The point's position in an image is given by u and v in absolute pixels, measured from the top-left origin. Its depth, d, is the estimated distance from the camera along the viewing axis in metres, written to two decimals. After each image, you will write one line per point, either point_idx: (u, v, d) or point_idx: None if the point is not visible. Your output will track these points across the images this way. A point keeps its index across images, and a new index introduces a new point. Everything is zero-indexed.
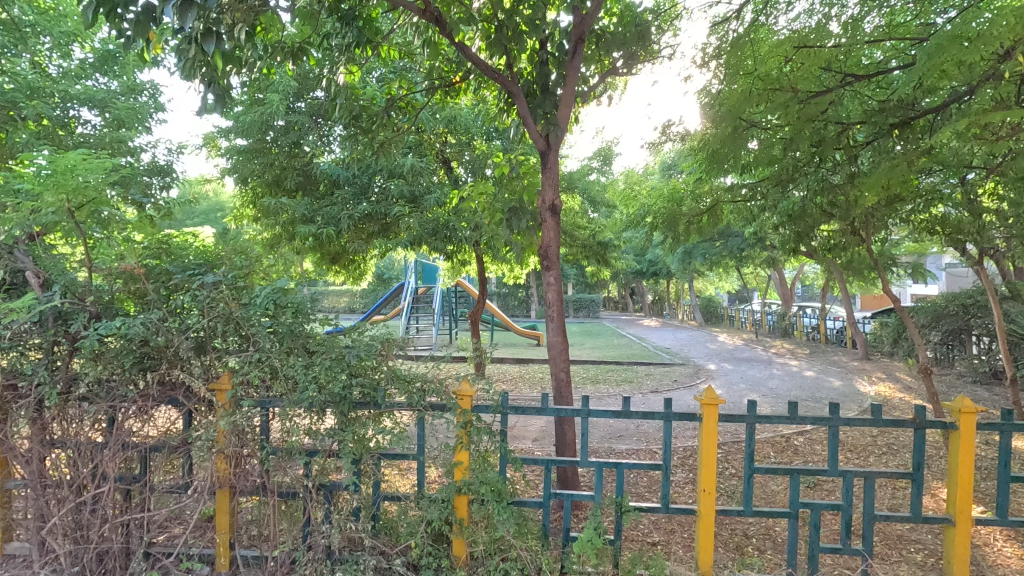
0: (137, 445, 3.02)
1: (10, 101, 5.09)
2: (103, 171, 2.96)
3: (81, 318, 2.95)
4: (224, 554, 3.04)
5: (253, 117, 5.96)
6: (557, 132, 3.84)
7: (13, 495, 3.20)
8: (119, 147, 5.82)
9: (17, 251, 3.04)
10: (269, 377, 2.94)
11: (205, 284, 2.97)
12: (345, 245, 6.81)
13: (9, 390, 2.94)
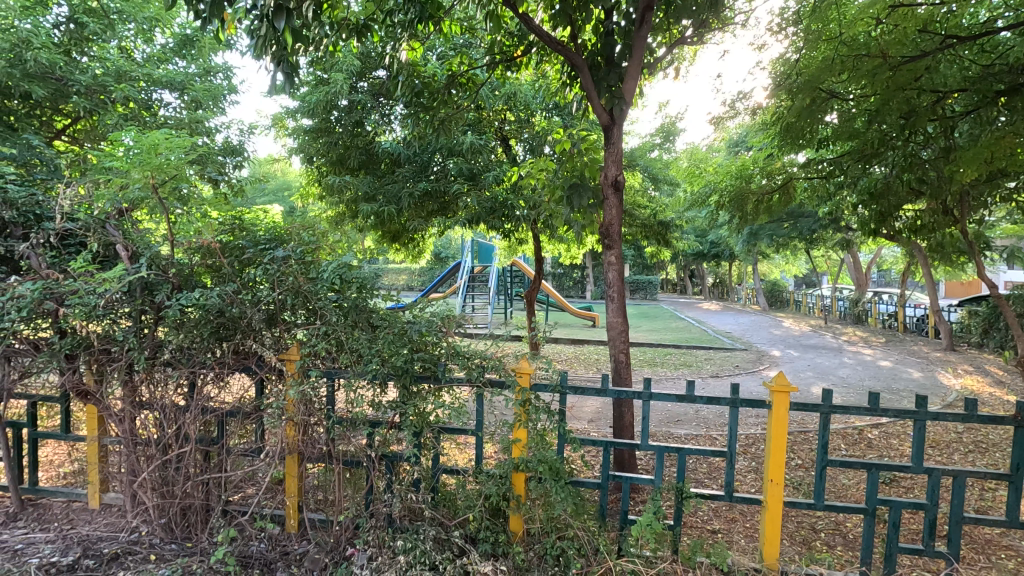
0: (215, 409, 3.20)
1: (100, 86, 5.40)
2: (184, 151, 3.11)
3: (165, 289, 3.14)
4: (294, 516, 3.22)
5: (319, 97, 6.07)
6: (621, 106, 3.70)
7: (108, 450, 3.48)
8: (197, 128, 6.10)
9: (108, 226, 3.28)
10: (335, 350, 3.03)
11: (275, 259, 3.09)
12: (405, 223, 6.92)
13: (105, 354, 3.18)
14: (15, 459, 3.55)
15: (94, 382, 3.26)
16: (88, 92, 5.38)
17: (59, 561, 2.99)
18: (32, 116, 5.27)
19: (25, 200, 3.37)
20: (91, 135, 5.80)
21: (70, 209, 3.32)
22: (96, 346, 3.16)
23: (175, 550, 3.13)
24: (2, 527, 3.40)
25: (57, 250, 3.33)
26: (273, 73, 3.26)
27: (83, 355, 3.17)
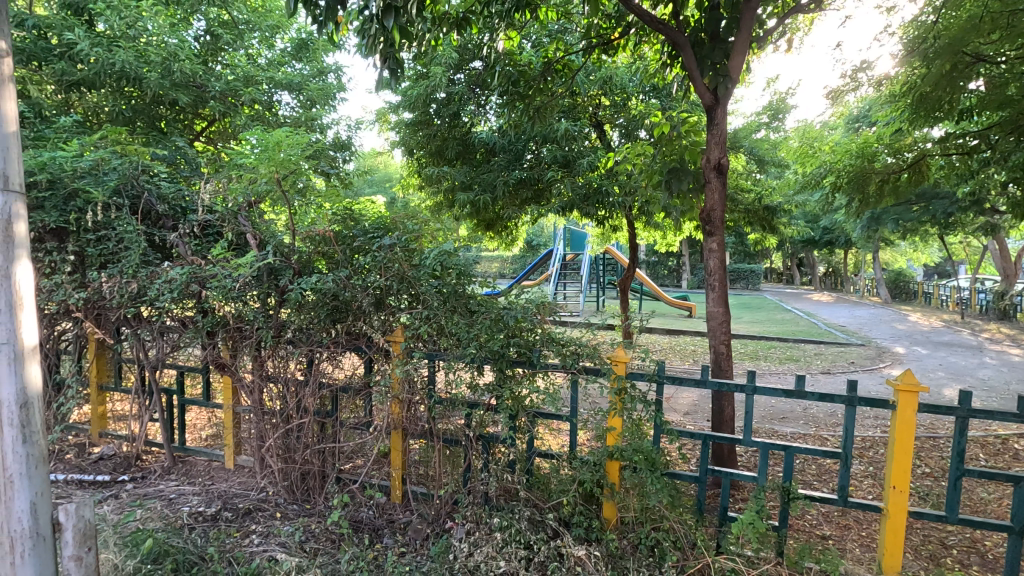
0: (330, 385, 3.47)
1: (232, 91, 5.98)
2: (303, 148, 3.39)
3: (287, 274, 3.45)
4: (398, 487, 3.43)
5: (420, 90, 6.31)
6: (727, 83, 3.50)
7: (241, 417, 3.90)
8: (312, 125, 6.58)
9: (240, 217, 3.66)
10: (437, 333, 3.17)
11: (382, 246, 3.29)
12: (500, 211, 7.03)
13: (238, 331, 3.55)
14: (168, 421, 4.09)
15: (230, 356, 3.67)
16: (222, 96, 5.98)
17: (204, 511, 3.41)
18: (178, 121, 5.96)
19: (174, 195, 3.83)
20: (224, 136, 6.45)
21: (210, 202, 3.74)
22: (231, 324, 3.55)
23: (296, 510, 3.46)
24: (159, 478, 3.94)
25: (200, 239, 3.78)
26: (380, 70, 3.44)
27: (221, 332, 3.56)
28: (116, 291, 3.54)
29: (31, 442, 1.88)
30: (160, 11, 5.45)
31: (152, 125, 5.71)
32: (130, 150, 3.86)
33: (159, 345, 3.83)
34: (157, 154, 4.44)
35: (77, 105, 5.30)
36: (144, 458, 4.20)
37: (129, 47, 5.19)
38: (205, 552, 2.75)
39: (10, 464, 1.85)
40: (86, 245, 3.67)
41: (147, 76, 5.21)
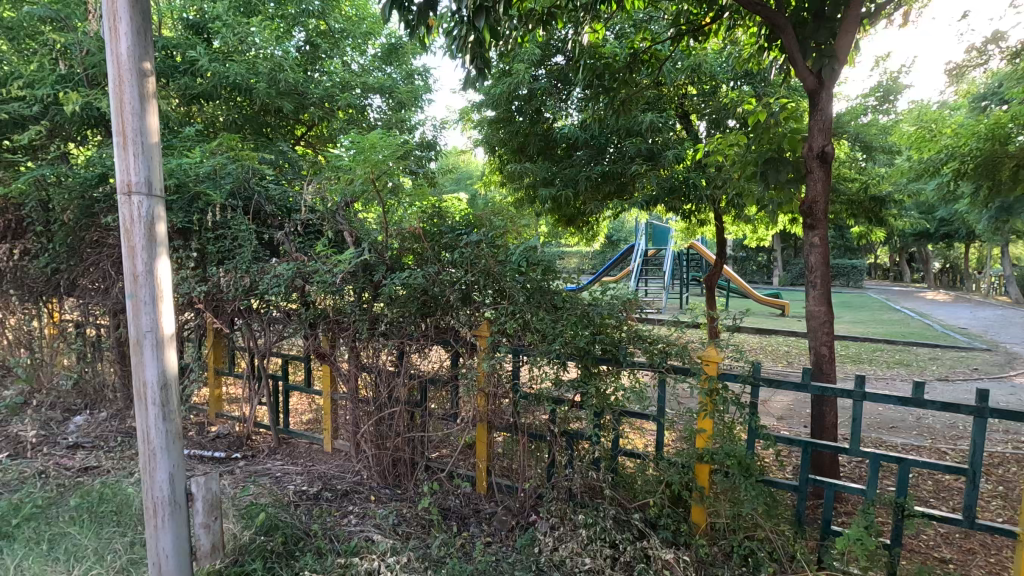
0: (419, 376, 3.61)
1: (330, 96, 6.37)
2: (395, 148, 3.53)
3: (381, 269, 3.61)
4: (483, 478, 3.51)
5: (503, 88, 6.38)
6: (833, 65, 3.27)
7: (338, 405, 4.15)
8: (401, 126, 6.86)
9: (337, 216, 3.88)
10: (522, 329, 3.20)
11: (469, 243, 3.37)
12: (582, 206, 6.97)
13: (336, 323, 3.78)
14: (274, 405, 4.43)
15: (329, 346, 3.91)
16: (321, 102, 6.37)
17: (307, 490, 3.67)
18: (282, 127, 6.43)
19: (280, 196, 4.13)
20: (322, 140, 6.88)
21: (312, 202, 4.00)
22: (330, 316, 3.78)
23: (389, 494, 3.63)
24: (267, 457, 4.29)
25: (302, 237, 4.05)
26: (468, 70, 3.51)
27: (321, 324, 3.81)
28: (232, 284, 3.88)
29: (169, 418, 2.12)
30: (267, 26, 5.90)
31: (260, 132, 6.20)
32: (243, 156, 4.21)
33: (268, 335, 4.16)
34: (265, 159, 4.81)
35: (198, 116, 5.85)
36: (253, 438, 4.59)
37: (241, 61, 5.67)
38: (308, 528, 2.96)
39: (153, 438, 2.09)
40: (206, 243, 4.05)
41: (256, 87, 5.66)
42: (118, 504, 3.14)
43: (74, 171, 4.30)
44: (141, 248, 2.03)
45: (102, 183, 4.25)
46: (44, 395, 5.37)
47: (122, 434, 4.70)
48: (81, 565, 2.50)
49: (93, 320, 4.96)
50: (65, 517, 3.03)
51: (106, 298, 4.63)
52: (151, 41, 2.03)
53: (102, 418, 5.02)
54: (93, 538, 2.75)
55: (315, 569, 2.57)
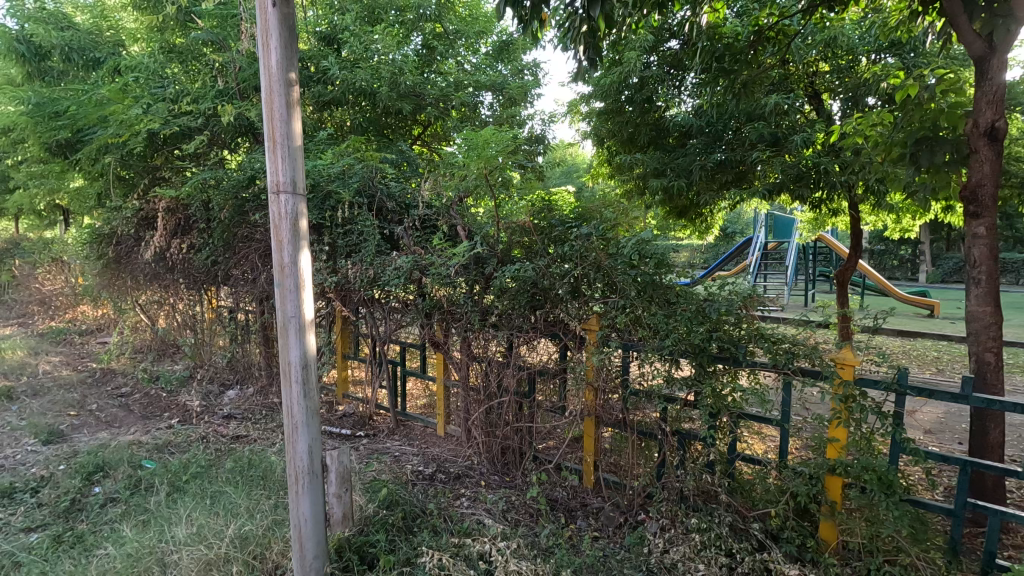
0: (528, 367, 3.65)
1: (445, 96, 6.66)
2: (508, 143, 3.59)
3: (492, 262, 3.69)
4: (590, 473, 3.48)
5: (613, 78, 6.23)
6: (1008, 25, 2.79)
7: (450, 392, 4.34)
8: (511, 122, 6.98)
9: (452, 211, 4.05)
10: (633, 324, 3.11)
11: (580, 236, 3.33)
12: (695, 197, 6.64)
13: (450, 313, 3.93)
14: (393, 389, 4.74)
15: (442, 336, 4.09)
16: (437, 103, 6.67)
17: (423, 470, 3.88)
18: (400, 128, 6.80)
19: (400, 193, 4.38)
20: (437, 138, 7.20)
21: (428, 198, 4.19)
22: (444, 307, 3.93)
23: (498, 481, 3.74)
24: (387, 437, 4.61)
25: (420, 231, 4.26)
26: (581, 61, 3.47)
27: (436, 314, 3.99)
28: (358, 276, 4.19)
29: (309, 396, 2.32)
30: (388, 32, 6.26)
31: (382, 133, 6.62)
32: (368, 156, 4.52)
33: (388, 323, 4.45)
34: (387, 159, 5.12)
35: (328, 121, 6.38)
36: (375, 419, 4.95)
37: (366, 67, 6.07)
38: (425, 506, 3.14)
39: (296, 413, 2.30)
40: (336, 238, 4.41)
41: (379, 91, 6.04)
42: (263, 470, 3.54)
43: (230, 175, 4.88)
44: (287, 241, 2.24)
45: (251, 184, 4.78)
46: (205, 370, 6.19)
47: (266, 408, 5.29)
48: (236, 520, 2.85)
49: (243, 306, 5.61)
50: (223, 477, 3.47)
51: (254, 287, 5.22)
52: (296, 53, 2.23)
53: (250, 393, 5.68)
54: (245, 498, 3.12)
55: (431, 546, 2.72)
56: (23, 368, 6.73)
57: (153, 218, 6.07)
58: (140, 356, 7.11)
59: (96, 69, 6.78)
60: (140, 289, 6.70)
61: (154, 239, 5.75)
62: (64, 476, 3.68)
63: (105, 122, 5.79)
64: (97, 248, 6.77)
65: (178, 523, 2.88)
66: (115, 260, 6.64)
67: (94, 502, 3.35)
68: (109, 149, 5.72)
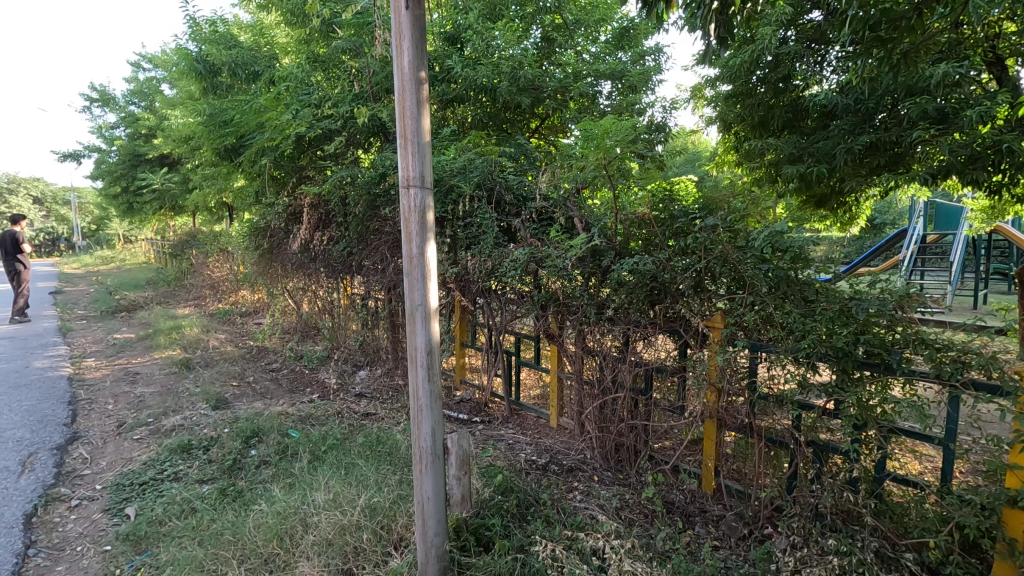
0: (645, 364, 3.53)
1: (564, 88, 6.64)
2: (628, 133, 3.48)
3: (610, 255, 3.60)
4: (710, 479, 3.30)
5: (745, 57, 5.77)
6: None
7: (564, 384, 4.34)
8: (630, 110, 6.78)
9: (569, 203, 4.03)
10: (764, 322, 2.87)
11: (704, 227, 3.14)
12: (837, 184, 5.99)
13: (565, 305, 3.92)
14: (508, 378, 4.85)
15: (558, 328, 4.10)
16: (556, 95, 6.67)
17: (536, 460, 3.94)
18: (519, 122, 6.90)
19: (518, 185, 4.44)
20: (555, 131, 7.20)
21: (546, 191, 4.21)
22: (560, 300, 3.93)
23: (611, 477, 3.68)
24: (501, 425, 4.74)
25: (536, 224, 4.29)
26: (709, 42, 3.26)
27: (551, 306, 4.00)
28: (477, 267, 4.32)
29: (433, 380, 2.42)
30: (509, 28, 6.35)
31: (501, 128, 6.76)
32: (488, 150, 4.64)
33: (504, 313, 4.55)
34: (506, 152, 5.21)
35: (451, 119, 6.65)
36: (490, 406, 5.11)
37: (487, 64, 6.21)
38: (539, 496, 3.17)
39: (421, 395, 2.41)
40: (457, 230, 4.58)
41: (499, 86, 6.17)
42: (389, 447, 3.81)
43: (364, 172, 5.28)
44: (416, 233, 2.36)
45: (382, 181, 5.11)
46: (341, 351, 6.79)
47: (392, 389, 5.68)
48: (367, 491, 3.09)
49: (373, 294, 6.05)
50: (356, 451, 3.79)
51: (383, 277, 5.61)
52: (426, 52, 2.33)
53: (379, 374, 6.13)
54: (373, 471, 3.38)
55: (545, 535, 2.75)
56: (198, 343, 7.86)
57: (299, 212, 6.75)
58: (288, 336, 7.99)
59: (255, 81, 7.65)
60: (288, 276, 7.49)
61: (300, 232, 6.40)
62: (228, 438, 4.24)
63: (262, 128, 6.53)
64: (254, 240, 7.67)
65: (318, 488, 3.19)
66: (268, 250, 7.49)
67: (251, 462, 3.82)
68: (265, 153, 6.44)
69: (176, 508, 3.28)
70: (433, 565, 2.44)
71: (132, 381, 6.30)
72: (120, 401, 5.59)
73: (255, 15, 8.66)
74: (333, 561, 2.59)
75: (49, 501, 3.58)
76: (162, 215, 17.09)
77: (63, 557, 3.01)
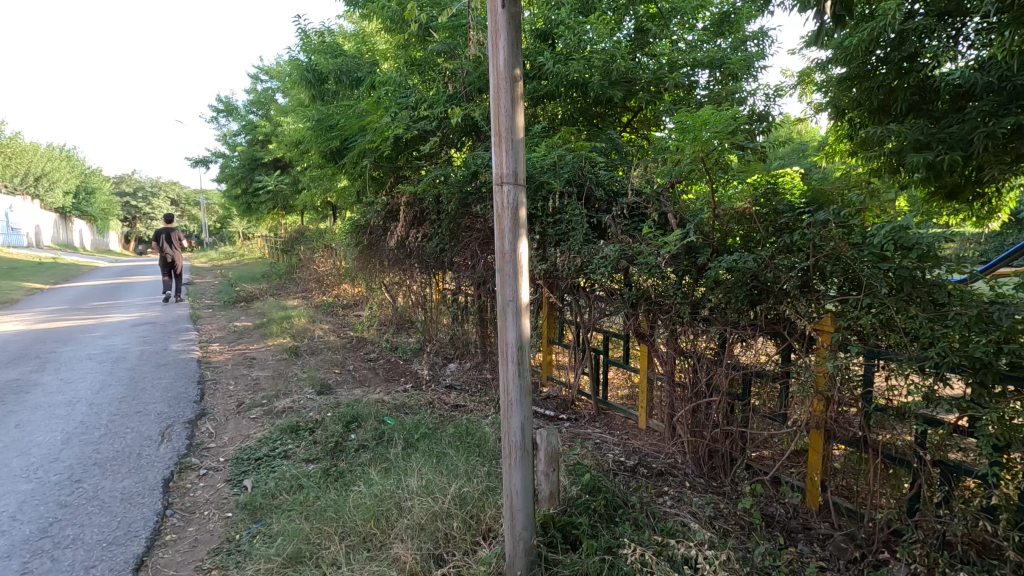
0: (744, 367, 3.35)
1: (658, 79, 6.42)
2: (728, 123, 3.30)
3: (706, 252, 3.44)
4: (816, 493, 3.07)
5: (864, 36, 5.26)
6: None
7: (654, 385, 4.22)
8: (730, 100, 6.43)
9: (663, 198, 3.90)
10: (884, 327, 2.61)
11: (814, 223, 2.91)
12: (973, 173, 5.33)
13: (657, 304, 3.80)
14: (596, 376, 4.80)
15: (649, 327, 3.99)
16: (650, 87, 6.47)
17: (624, 461, 3.86)
18: (610, 116, 6.78)
19: (609, 181, 4.37)
20: (648, 124, 6.99)
21: (639, 186, 4.10)
22: (651, 298, 3.81)
23: (704, 484, 3.52)
24: (588, 423, 4.71)
25: (628, 220, 4.19)
26: (823, 20, 2.95)
27: (642, 304, 3.90)
28: (566, 264, 4.30)
29: (523, 375, 2.44)
30: (602, 20, 6.24)
31: (593, 123, 6.68)
32: (580, 146, 4.60)
33: (592, 311, 4.49)
34: (597, 148, 5.13)
35: (542, 115, 6.66)
36: (577, 404, 5.09)
37: (580, 59, 6.14)
38: (627, 498, 3.11)
39: (511, 390, 2.44)
40: (546, 227, 4.58)
41: (591, 81, 6.09)
42: (478, 439, 3.90)
43: (457, 171, 5.43)
44: (508, 229, 2.39)
45: (474, 179, 5.23)
46: (433, 344, 7.06)
47: (481, 382, 5.83)
48: (457, 480, 3.18)
49: (464, 289, 6.23)
50: (446, 440, 3.91)
51: (473, 272, 5.74)
52: (521, 50, 2.35)
53: (468, 367, 6.31)
54: (463, 462, 3.48)
55: (633, 538, 2.70)
56: (306, 332, 8.50)
57: (396, 211, 7.08)
58: (384, 328, 8.43)
59: (358, 87, 8.10)
60: (385, 272, 7.89)
61: (397, 229, 6.72)
62: (331, 422, 4.55)
63: (363, 131, 6.90)
64: (356, 236, 8.15)
65: (411, 474, 3.33)
66: (368, 247, 7.93)
67: (351, 446, 4.08)
68: (366, 154, 6.81)
69: (287, 483, 3.57)
70: (520, 560, 2.47)
71: (249, 366, 6.93)
72: (240, 383, 6.18)
73: (358, 24, 9.16)
74: (425, 545, 2.70)
75: (182, 469, 4.04)
76: (274, 214, 18.63)
77: (193, 519, 3.39)
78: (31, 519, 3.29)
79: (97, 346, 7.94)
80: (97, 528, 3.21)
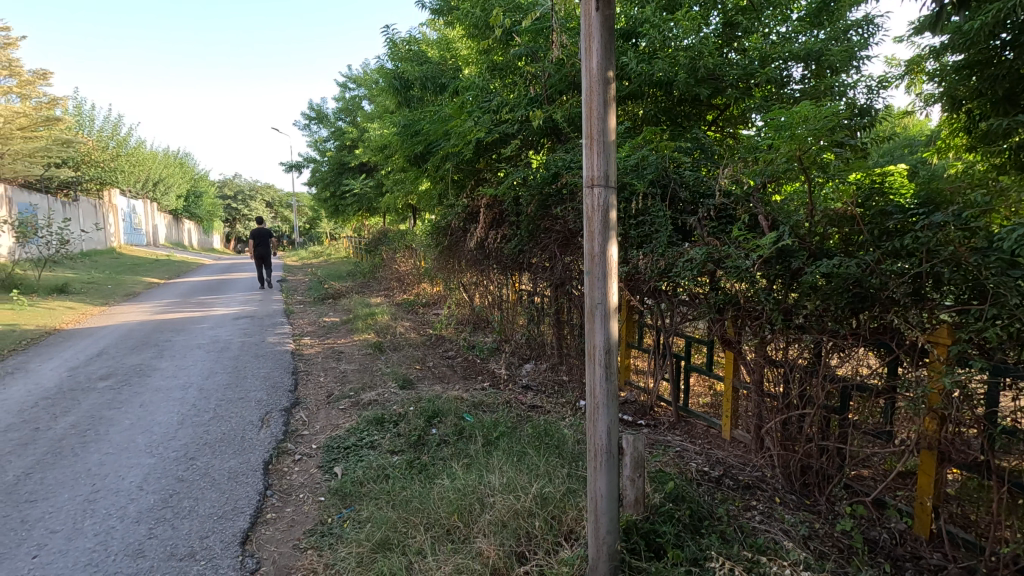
0: (842, 379, 3.13)
1: (748, 74, 6.15)
2: (828, 119, 3.11)
3: (802, 256, 3.23)
4: (926, 520, 2.82)
5: (988, 19, 4.70)
6: None
7: (740, 394, 4.06)
8: (827, 94, 6.03)
9: (754, 198, 3.70)
10: (1012, 341, 2.36)
11: (929, 226, 2.68)
12: None
13: (745, 309, 3.64)
14: (676, 382, 4.68)
15: (735, 333, 3.82)
16: (739, 83, 6.21)
17: (708, 471, 3.74)
18: (695, 114, 6.57)
19: (695, 181, 4.23)
20: (735, 122, 6.71)
21: (727, 187, 3.94)
22: (740, 303, 3.65)
23: (796, 501, 3.34)
24: (668, 431, 4.61)
25: (715, 221, 4.03)
26: (943, 5, 2.70)
27: (729, 309, 3.75)
28: (648, 266, 4.21)
29: (611, 378, 2.43)
30: (688, 17, 6.06)
31: (676, 122, 6.50)
32: (664, 146, 4.49)
33: (675, 315, 4.37)
34: (681, 147, 4.98)
35: (623, 116, 6.56)
36: (656, 410, 4.99)
37: (664, 57, 6.00)
38: (713, 510, 3.00)
39: (598, 392, 2.43)
40: (628, 228, 4.50)
41: (676, 79, 5.92)
42: (557, 441, 3.90)
43: (537, 174, 5.46)
44: (598, 231, 2.38)
45: (554, 181, 5.23)
46: (510, 343, 7.15)
47: (557, 384, 5.84)
48: (538, 480, 3.20)
49: (541, 291, 6.25)
50: (525, 440, 3.96)
51: (551, 274, 5.75)
52: (614, 51, 2.34)
53: (544, 368, 6.34)
54: (543, 462, 3.50)
55: (721, 552, 2.60)
56: (388, 328, 8.86)
57: (476, 212, 7.22)
58: (462, 326, 8.64)
59: (442, 93, 8.36)
60: (463, 272, 8.06)
61: (477, 231, 6.86)
62: (413, 416, 4.72)
63: (446, 135, 7.11)
64: (436, 237, 8.40)
65: (492, 472, 3.39)
66: (448, 248, 8.16)
67: (433, 440, 4.22)
68: (449, 158, 7.01)
69: (373, 472, 3.75)
70: (604, 562, 2.46)
71: (338, 359, 7.35)
72: (330, 375, 6.57)
73: (442, 32, 9.44)
74: (507, 541, 2.74)
75: (280, 453, 4.35)
76: (360, 215, 19.57)
77: (290, 500, 3.64)
78: (155, 490, 3.67)
79: (206, 336, 8.69)
80: (209, 503, 3.52)
